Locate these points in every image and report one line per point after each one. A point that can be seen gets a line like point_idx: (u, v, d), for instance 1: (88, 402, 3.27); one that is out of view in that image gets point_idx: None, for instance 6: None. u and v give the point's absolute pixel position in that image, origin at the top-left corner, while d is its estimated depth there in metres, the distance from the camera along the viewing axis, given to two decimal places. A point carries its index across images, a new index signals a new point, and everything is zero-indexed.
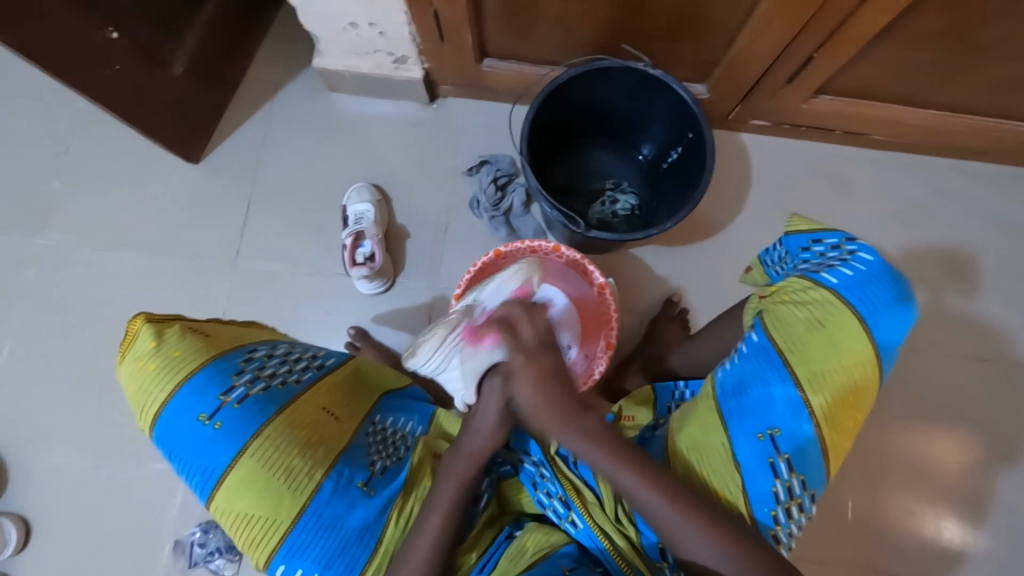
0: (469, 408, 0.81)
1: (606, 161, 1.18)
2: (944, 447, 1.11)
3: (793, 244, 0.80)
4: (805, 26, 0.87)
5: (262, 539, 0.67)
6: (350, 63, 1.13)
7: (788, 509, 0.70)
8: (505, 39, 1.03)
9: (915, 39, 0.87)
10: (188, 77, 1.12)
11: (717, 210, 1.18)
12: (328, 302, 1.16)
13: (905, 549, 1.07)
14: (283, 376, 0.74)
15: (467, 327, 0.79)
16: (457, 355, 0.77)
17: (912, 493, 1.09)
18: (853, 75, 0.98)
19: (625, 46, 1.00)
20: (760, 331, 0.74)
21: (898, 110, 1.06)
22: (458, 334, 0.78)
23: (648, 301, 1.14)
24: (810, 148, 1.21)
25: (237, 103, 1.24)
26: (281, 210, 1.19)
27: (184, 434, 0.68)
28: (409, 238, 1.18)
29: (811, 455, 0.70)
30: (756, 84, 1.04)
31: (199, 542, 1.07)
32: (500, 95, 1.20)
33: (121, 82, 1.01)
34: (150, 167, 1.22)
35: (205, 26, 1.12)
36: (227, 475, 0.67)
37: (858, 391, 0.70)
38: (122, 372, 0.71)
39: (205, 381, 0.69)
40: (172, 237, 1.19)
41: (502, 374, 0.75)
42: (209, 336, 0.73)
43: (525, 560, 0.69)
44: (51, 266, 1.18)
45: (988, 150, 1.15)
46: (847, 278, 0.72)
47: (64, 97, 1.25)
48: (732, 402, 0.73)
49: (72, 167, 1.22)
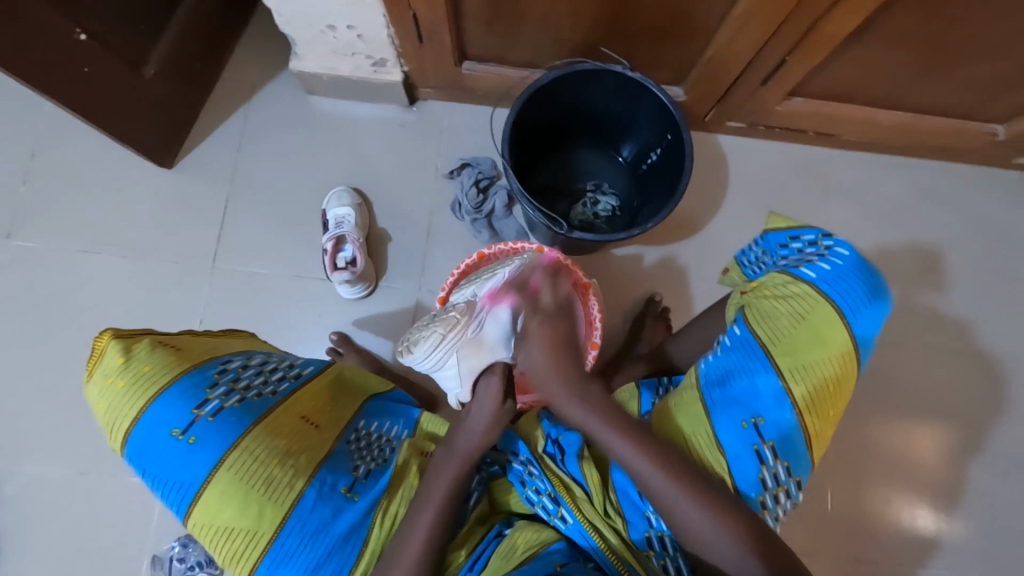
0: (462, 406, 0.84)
1: (587, 163, 1.19)
2: (918, 438, 1.14)
3: (772, 241, 0.82)
4: (779, 28, 0.89)
5: (244, 553, 0.66)
6: (330, 65, 1.12)
7: (776, 495, 0.71)
8: (485, 42, 1.03)
9: (883, 41, 0.90)
10: (162, 79, 1.10)
11: (697, 210, 1.20)
12: (309, 307, 1.14)
13: (884, 538, 1.10)
14: (258, 388, 0.72)
15: (461, 326, 0.80)
16: (455, 350, 0.80)
17: (889, 483, 1.12)
18: (824, 76, 1.01)
19: (604, 48, 1.01)
20: (743, 325, 0.75)
21: (868, 110, 1.09)
22: (459, 331, 0.79)
23: (630, 300, 1.16)
24: (785, 148, 1.24)
25: (213, 106, 1.21)
26: (259, 214, 1.17)
27: (157, 451, 0.66)
28: (391, 241, 1.17)
29: (795, 442, 0.71)
30: (732, 86, 1.06)
31: (178, 557, 1.04)
32: (480, 98, 1.20)
33: (91, 84, 0.98)
34: (122, 172, 1.19)
35: (178, 28, 1.10)
36: (205, 489, 0.65)
37: (838, 381, 0.72)
38: (89, 390, 0.68)
39: (178, 395, 0.67)
40: (145, 244, 1.16)
41: (497, 373, 0.75)
42: (180, 349, 0.71)
43: (516, 558, 0.69)
44: (17, 275, 1.14)
45: (953, 150, 1.19)
46: (825, 272, 0.74)
47: (29, 102, 1.21)
48: (717, 391, 0.74)
49: (39, 173, 1.18)
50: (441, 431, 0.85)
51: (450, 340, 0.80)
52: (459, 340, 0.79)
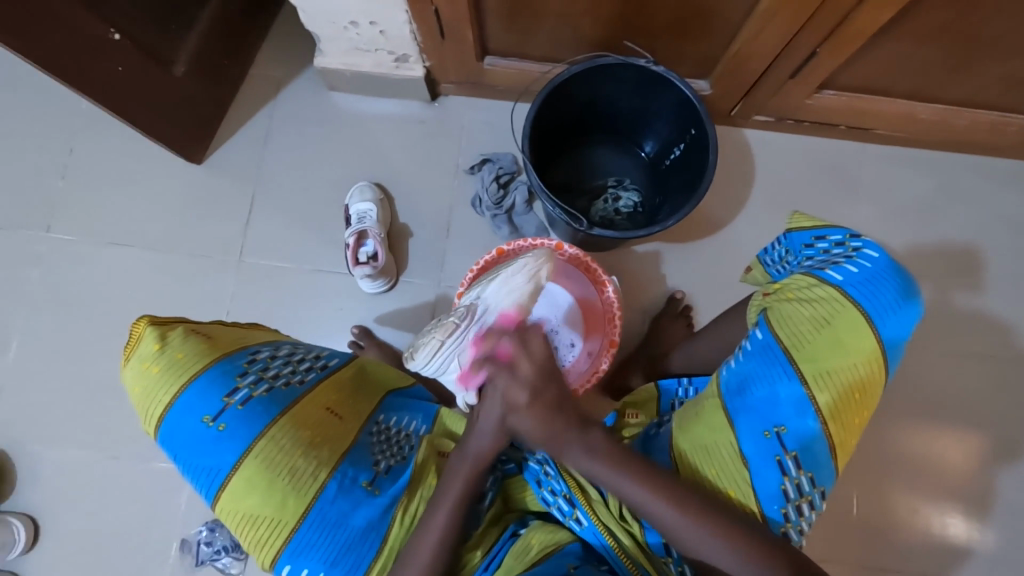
0: (469, 409, 0.83)
1: (608, 159, 1.18)
2: (949, 445, 1.11)
3: (795, 241, 0.80)
4: (807, 21, 0.87)
5: (268, 539, 0.68)
6: (352, 62, 1.13)
7: (798, 507, 0.70)
8: (506, 37, 1.02)
9: (920, 34, 0.87)
10: (190, 76, 1.12)
11: (720, 207, 1.18)
12: (331, 301, 1.16)
13: (910, 545, 1.07)
14: (286, 377, 0.74)
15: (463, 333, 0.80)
16: (457, 357, 0.81)
17: (917, 489, 1.09)
18: (856, 70, 0.98)
19: (628, 43, 0.99)
20: (765, 330, 0.74)
21: (903, 105, 1.05)
22: (458, 338, 0.80)
23: (650, 298, 1.14)
24: (814, 143, 1.20)
25: (240, 102, 1.24)
26: (283, 209, 1.19)
27: (189, 436, 0.69)
28: (411, 237, 1.18)
29: (819, 452, 0.70)
30: (759, 79, 1.03)
31: (205, 541, 1.07)
32: (501, 93, 1.19)
33: (124, 83, 1.01)
34: (154, 168, 1.22)
35: (206, 26, 1.12)
36: (232, 476, 0.67)
37: (864, 389, 0.70)
38: (126, 375, 0.71)
39: (210, 382, 0.69)
40: (175, 238, 1.19)
41: None
42: (212, 338, 0.73)
43: (529, 559, 0.69)
44: (56, 267, 1.18)
45: (994, 144, 1.14)
46: (852, 275, 0.71)
47: (67, 98, 1.25)
48: (738, 400, 0.72)
49: (76, 168, 1.22)
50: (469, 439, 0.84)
51: (450, 347, 0.81)
52: (458, 348, 0.80)
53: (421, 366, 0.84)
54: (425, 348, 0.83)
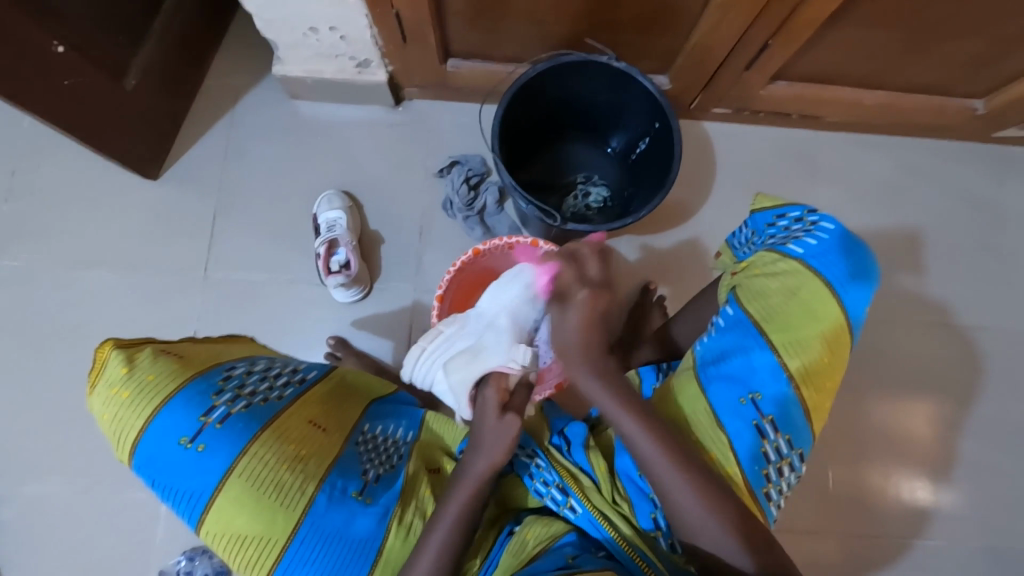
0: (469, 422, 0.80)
1: (576, 156, 1.20)
2: (912, 412, 1.16)
3: (759, 221, 0.83)
4: (760, 14, 0.90)
5: (259, 559, 0.66)
6: (313, 68, 1.12)
7: (779, 469, 0.72)
8: (469, 38, 1.03)
9: (863, 24, 0.92)
10: (144, 89, 1.08)
11: (686, 198, 1.21)
12: (305, 313, 1.13)
13: (885, 511, 1.12)
14: (264, 393, 0.72)
15: (450, 340, 0.84)
16: (443, 365, 0.81)
17: (887, 457, 1.14)
18: (807, 60, 1.02)
19: (589, 40, 1.01)
20: (736, 306, 0.76)
21: (850, 91, 1.11)
22: (443, 345, 0.83)
23: (625, 290, 1.16)
24: (771, 132, 1.25)
25: (197, 115, 1.20)
26: (250, 222, 1.16)
27: (166, 461, 0.66)
28: (384, 243, 1.16)
29: (794, 414, 0.72)
30: (716, 73, 1.07)
31: (185, 571, 1.02)
32: (467, 95, 1.20)
33: (73, 98, 0.97)
34: (108, 186, 1.17)
35: (157, 37, 1.08)
36: (217, 497, 0.65)
37: (832, 352, 0.73)
38: (93, 402, 0.67)
39: (184, 403, 0.66)
40: (135, 258, 1.14)
41: (493, 386, 0.74)
42: (183, 357, 0.70)
43: (528, 553, 0.69)
44: (5, 296, 1.12)
45: (933, 127, 1.21)
46: (812, 247, 0.75)
47: (8, 118, 1.18)
48: (712, 369, 0.74)
49: (23, 191, 1.16)
50: (460, 443, 0.83)
51: (434, 353, 0.83)
52: (444, 353, 0.82)
53: (411, 374, 0.83)
54: (412, 355, 0.83)
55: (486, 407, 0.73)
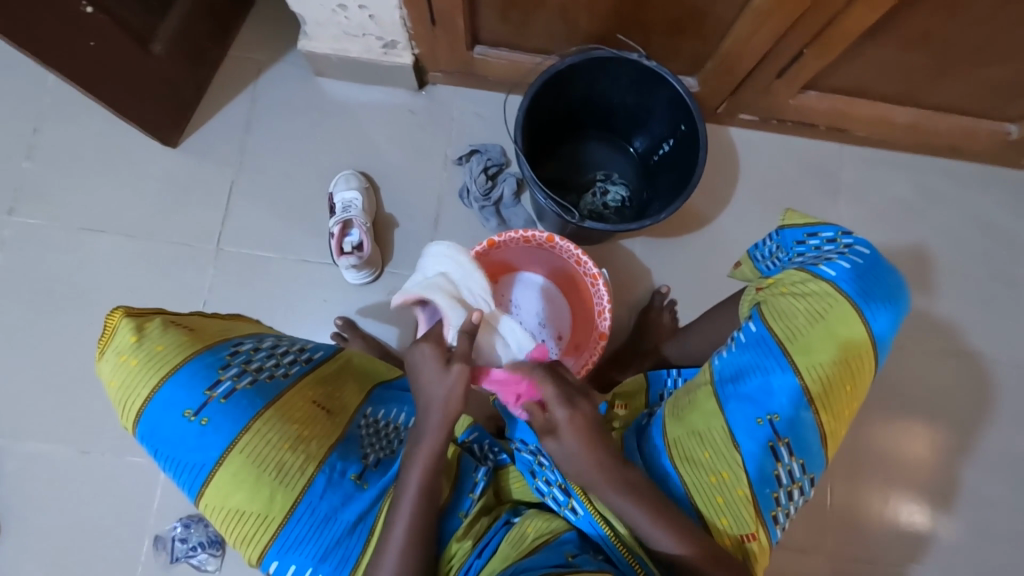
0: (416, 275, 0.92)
1: (597, 153, 1.18)
2: (917, 437, 1.15)
3: (788, 238, 0.82)
4: (798, 21, 0.88)
5: (254, 536, 0.66)
6: (339, 47, 1.10)
7: (789, 492, 0.72)
8: (498, 27, 1.01)
9: (902, 39, 0.89)
10: (169, 56, 1.08)
11: (705, 204, 1.19)
12: (314, 291, 1.13)
13: (879, 534, 1.11)
14: (270, 370, 0.72)
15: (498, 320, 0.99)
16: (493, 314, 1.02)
17: (887, 480, 1.13)
18: (840, 72, 1.00)
19: (621, 36, 0.99)
20: (759, 322, 0.75)
21: (882, 108, 1.08)
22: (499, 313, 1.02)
23: (636, 293, 1.15)
24: (797, 143, 1.23)
25: (221, 85, 1.20)
26: (265, 197, 1.16)
27: (170, 431, 0.66)
28: (397, 227, 1.16)
29: (810, 439, 0.71)
30: (746, 80, 1.05)
31: (180, 537, 1.03)
32: (493, 83, 1.18)
33: (97, 60, 0.96)
34: (127, 151, 1.17)
35: (185, 4, 1.07)
36: (217, 470, 0.65)
37: (855, 380, 0.72)
38: (101, 368, 0.68)
39: (191, 375, 0.66)
40: (149, 224, 1.14)
41: (431, 343, 0.73)
42: (193, 329, 0.71)
43: (526, 546, 0.69)
44: (20, 253, 1.12)
45: (964, 149, 1.19)
46: (845, 271, 0.73)
47: (34, 76, 1.19)
48: (730, 387, 0.73)
49: (42, 150, 1.16)
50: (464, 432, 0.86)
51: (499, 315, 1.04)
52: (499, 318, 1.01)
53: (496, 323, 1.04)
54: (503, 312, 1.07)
55: (425, 364, 0.72)
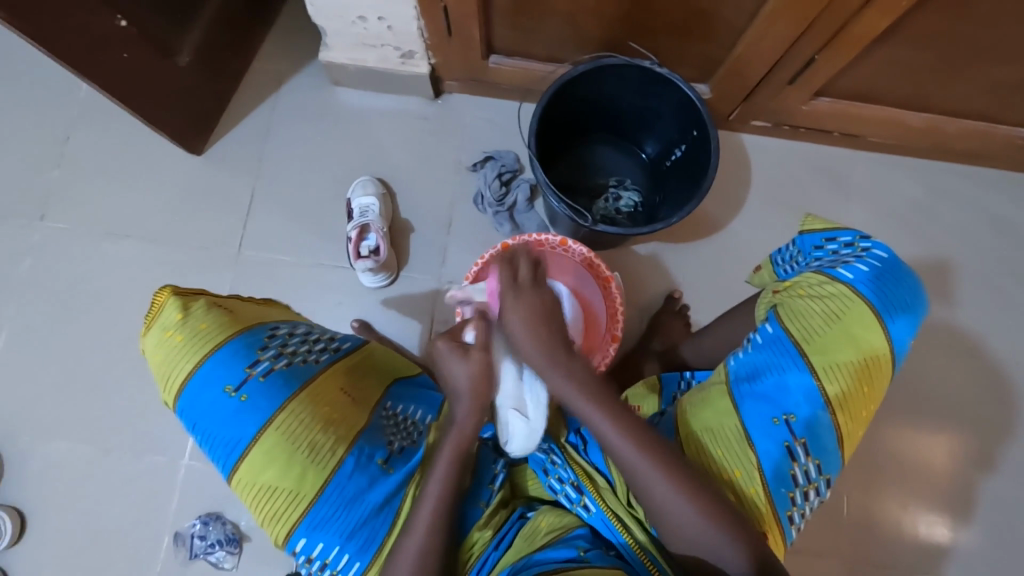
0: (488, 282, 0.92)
1: (610, 160, 1.20)
2: (936, 444, 1.13)
3: (806, 242, 0.82)
4: (809, 26, 0.89)
5: (284, 513, 0.68)
6: (358, 57, 1.14)
7: (805, 493, 0.72)
8: (513, 36, 1.04)
9: (913, 43, 0.90)
10: (194, 67, 1.12)
11: (717, 209, 1.20)
12: (331, 294, 1.16)
13: (898, 542, 1.09)
14: (304, 354, 0.74)
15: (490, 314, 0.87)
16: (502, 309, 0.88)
17: (905, 487, 1.11)
18: (852, 77, 1.01)
19: (632, 44, 1.01)
20: (775, 323, 0.75)
21: (894, 112, 1.09)
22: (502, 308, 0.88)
23: (649, 297, 1.16)
24: (809, 148, 1.23)
25: (242, 95, 1.24)
26: (285, 203, 1.19)
27: (209, 406, 0.68)
28: (412, 232, 1.18)
29: (827, 440, 0.71)
30: (757, 85, 1.06)
31: (199, 535, 1.05)
32: (506, 92, 1.21)
33: (127, 70, 1.00)
34: (153, 158, 1.21)
35: (210, 17, 1.12)
36: (252, 447, 0.67)
37: (872, 381, 0.72)
38: (147, 343, 0.71)
39: (231, 354, 0.69)
40: (173, 229, 1.18)
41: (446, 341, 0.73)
42: (233, 311, 0.73)
43: (539, 540, 0.69)
44: (49, 257, 1.17)
45: (978, 154, 1.18)
46: (863, 274, 0.73)
47: (66, 88, 1.24)
48: (746, 387, 0.74)
49: (73, 158, 1.21)
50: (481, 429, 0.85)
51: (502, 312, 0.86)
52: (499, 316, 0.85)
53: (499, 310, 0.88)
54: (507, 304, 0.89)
55: (451, 362, 0.71)
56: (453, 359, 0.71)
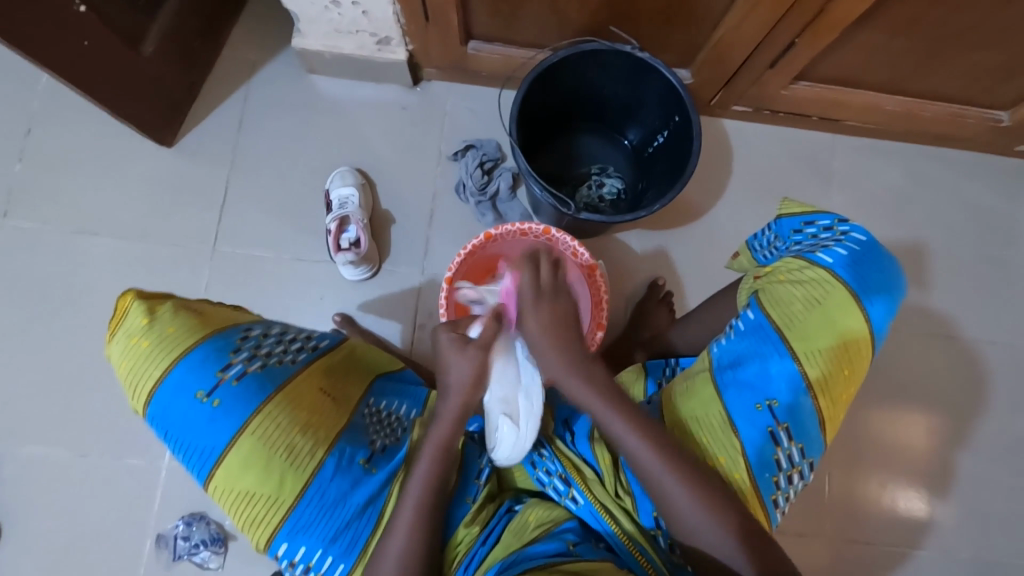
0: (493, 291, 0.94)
1: (592, 147, 1.19)
2: (914, 422, 1.16)
3: (785, 227, 0.83)
4: (788, 10, 0.88)
5: (264, 518, 0.67)
6: (332, 43, 1.10)
7: (789, 476, 0.73)
8: (492, 21, 1.02)
9: (891, 27, 0.90)
10: (160, 55, 1.07)
11: (699, 195, 1.20)
12: (311, 289, 1.13)
13: (878, 519, 1.12)
14: (279, 355, 0.72)
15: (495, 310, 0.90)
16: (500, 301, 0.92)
17: (885, 465, 1.14)
18: (831, 61, 1.01)
19: (613, 28, 0.99)
20: (757, 309, 0.75)
21: (873, 96, 1.09)
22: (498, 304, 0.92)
23: (633, 284, 1.16)
24: (790, 133, 1.23)
25: (214, 84, 1.20)
26: (261, 195, 1.16)
27: (182, 412, 0.67)
28: (394, 223, 1.16)
29: (809, 424, 0.72)
30: (738, 71, 1.06)
31: (182, 535, 1.04)
32: (487, 79, 1.19)
33: (89, 59, 0.96)
34: (121, 151, 1.17)
35: (176, 3, 1.07)
36: (228, 453, 0.66)
37: (852, 364, 0.73)
38: (113, 349, 0.68)
39: (203, 357, 0.67)
40: (145, 224, 1.14)
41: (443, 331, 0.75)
42: (203, 313, 0.71)
43: (527, 534, 0.69)
44: (15, 255, 1.12)
45: (954, 137, 1.20)
46: (841, 258, 0.74)
47: (26, 78, 1.18)
48: (729, 374, 0.74)
49: (36, 152, 1.16)
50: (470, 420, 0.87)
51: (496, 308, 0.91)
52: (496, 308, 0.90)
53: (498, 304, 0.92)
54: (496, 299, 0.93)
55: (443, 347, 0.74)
56: (452, 353, 0.73)
